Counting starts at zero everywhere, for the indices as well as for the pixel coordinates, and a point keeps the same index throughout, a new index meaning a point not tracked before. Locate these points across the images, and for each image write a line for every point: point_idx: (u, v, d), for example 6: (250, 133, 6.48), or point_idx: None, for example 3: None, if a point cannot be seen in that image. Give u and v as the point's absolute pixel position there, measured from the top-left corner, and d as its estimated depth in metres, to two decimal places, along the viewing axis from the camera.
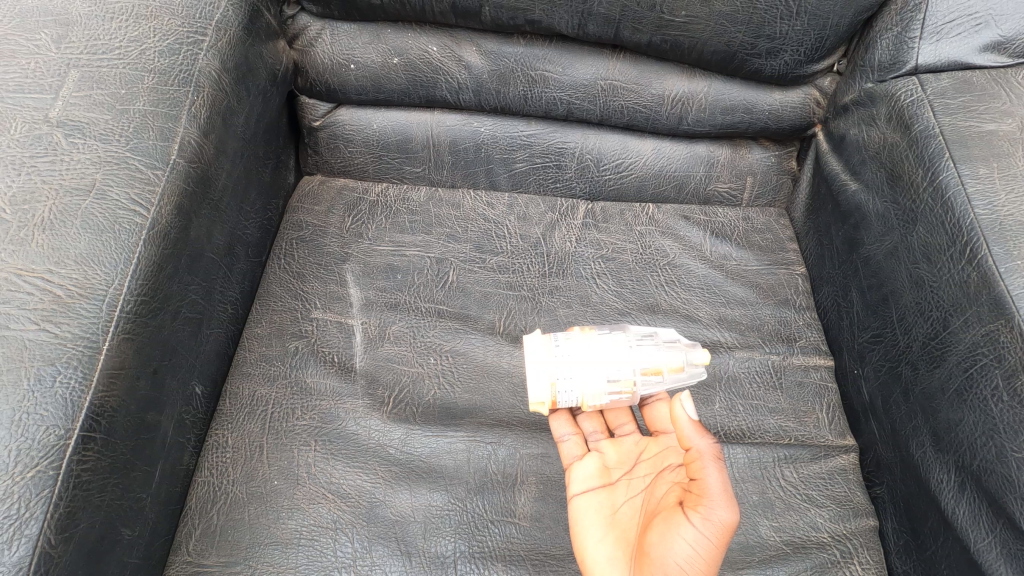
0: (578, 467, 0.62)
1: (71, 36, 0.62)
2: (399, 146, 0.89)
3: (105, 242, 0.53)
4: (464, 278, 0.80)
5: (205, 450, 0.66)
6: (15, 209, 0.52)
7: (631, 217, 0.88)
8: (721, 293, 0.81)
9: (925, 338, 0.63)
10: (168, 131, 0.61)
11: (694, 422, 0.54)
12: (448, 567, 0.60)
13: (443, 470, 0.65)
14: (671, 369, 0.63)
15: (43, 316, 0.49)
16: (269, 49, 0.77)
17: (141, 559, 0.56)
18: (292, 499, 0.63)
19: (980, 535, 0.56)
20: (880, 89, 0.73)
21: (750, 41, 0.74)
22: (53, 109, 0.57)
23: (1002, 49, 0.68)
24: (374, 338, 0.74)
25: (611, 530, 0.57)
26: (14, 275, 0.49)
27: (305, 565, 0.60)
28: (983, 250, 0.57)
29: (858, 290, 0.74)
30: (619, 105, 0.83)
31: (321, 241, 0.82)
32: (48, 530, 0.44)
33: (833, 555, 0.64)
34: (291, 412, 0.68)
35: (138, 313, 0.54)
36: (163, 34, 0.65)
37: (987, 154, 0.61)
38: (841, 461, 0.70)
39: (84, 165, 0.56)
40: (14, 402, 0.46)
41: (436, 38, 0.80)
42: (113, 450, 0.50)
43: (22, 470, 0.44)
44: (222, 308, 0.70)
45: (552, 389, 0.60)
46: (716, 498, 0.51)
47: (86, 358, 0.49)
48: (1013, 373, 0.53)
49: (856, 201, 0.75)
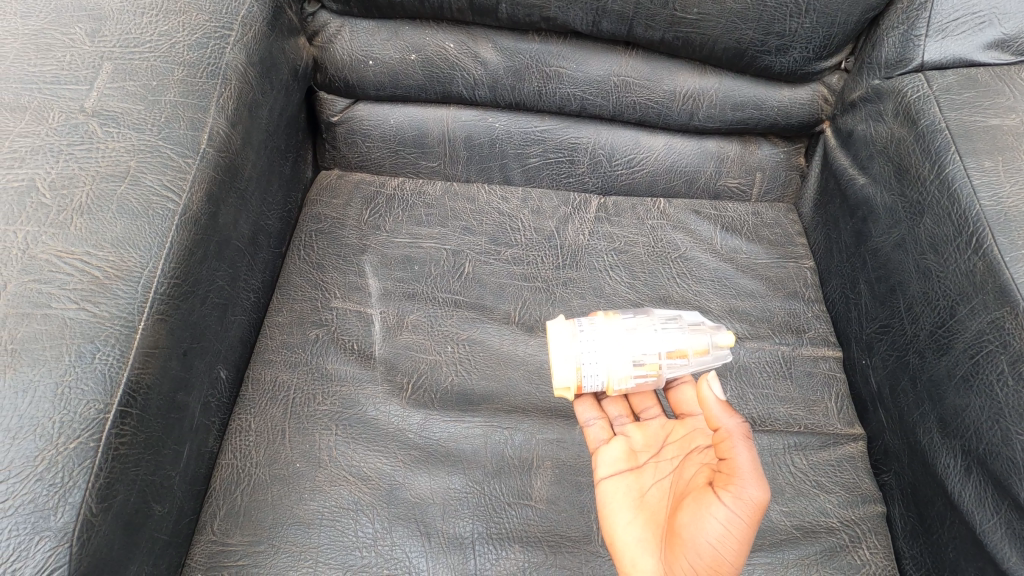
0: (604, 451, 0.63)
1: (104, 30, 0.64)
2: (416, 141, 0.91)
3: (140, 226, 0.55)
4: (480, 269, 0.82)
5: (228, 433, 0.68)
6: (54, 194, 0.54)
7: (643, 212, 0.90)
8: (732, 286, 0.83)
9: (932, 327, 0.65)
10: (198, 121, 0.63)
11: (722, 403, 0.56)
12: (467, 548, 0.62)
13: (460, 454, 0.67)
14: (696, 351, 0.65)
15: (82, 296, 0.51)
16: (291, 45, 0.79)
17: (170, 535, 0.57)
18: (313, 481, 0.65)
19: (986, 516, 0.58)
20: (887, 85, 0.75)
21: (760, 39, 0.76)
22: (88, 99, 0.59)
23: (1005, 46, 0.70)
24: (393, 327, 0.76)
25: (640, 513, 0.58)
26: (54, 257, 0.51)
27: (328, 544, 0.61)
28: (988, 240, 0.58)
29: (867, 282, 0.76)
30: (632, 101, 0.85)
31: (340, 233, 0.84)
32: (89, 499, 0.46)
33: (842, 539, 0.65)
34: (313, 397, 0.70)
35: (171, 295, 0.55)
36: (192, 28, 0.67)
37: (992, 147, 0.63)
38: (850, 448, 0.72)
39: (119, 153, 0.58)
40: (57, 375, 0.47)
41: (453, 35, 0.82)
42: (147, 426, 0.52)
43: (65, 440, 0.46)
44: (246, 295, 0.72)
45: (577, 373, 0.61)
46: (746, 476, 0.52)
47: (124, 336, 0.51)
48: (1018, 358, 0.54)
49: (864, 194, 0.77)
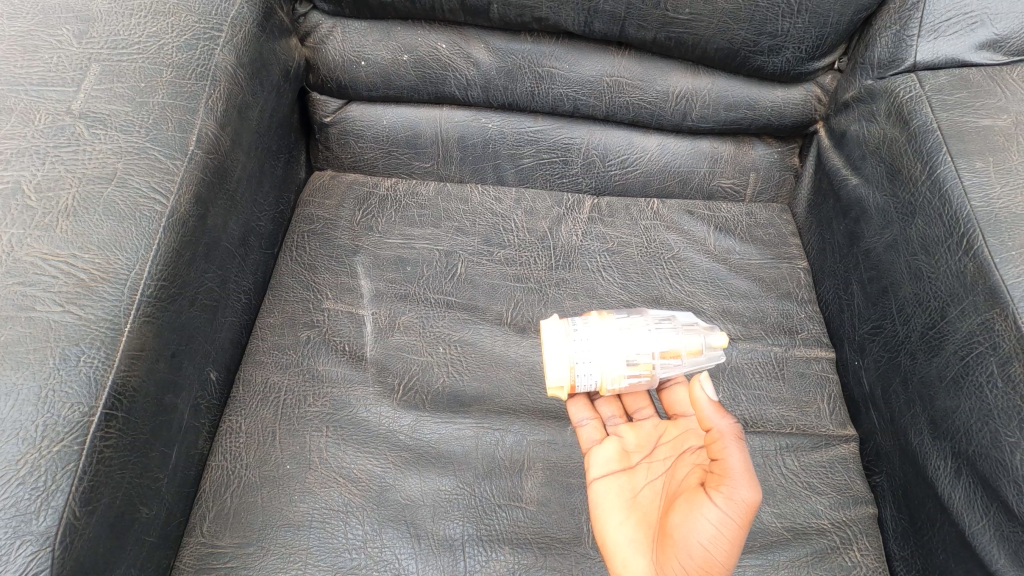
0: (597, 451, 0.63)
1: (92, 31, 0.63)
2: (409, 141, 0.90)
3: (127, 228, 0.55)
4: (472, 270, 0.81)
5: (219, 434, 0.68)
6: (40, 196, 0.54)
7: (637, 212, 0.90)
8: (725, 286, 0.82)
9: (923, 328, 0.64)
10: (187, 123, 0.62)
11: (715, 403, 0.55)
12: (457, 550, 0.62)
13: (451, 455, 0.67)
14: (690, 352, 0.65)
15: (68, 298, 0.50)
16: (283, 46, 0.79)
17: (158, 537, 0.57)
18: (303, 482, 0.64)
19: (974, 518, 0.58)
20: (880, 86, 0.74)
21: (752, 39, 0.76)
22: (75, 101, 0.59)
23: (997, 47, 0.70)
24: (385, 328, 0.75)
25: (631, 514, 0.59)
26: (40, 259, 0.51)
27: (317, 546, 0.61)
28: (979, 241, 0.58)
29: (859, 283, 0.76)
30: (625, 101, 0.84)
31: (332, 234, 0.84)
32: (73, 502, 0.46)
33: (833, 540, 0.65)
34: (303, 398, 0.70)
35: (158, 297, 0.55)
36: (181, 29, 0.67)
37: (983, 148, 0.63)
38: (842, 450, 0.72)
39: (106, 155, 0.57)
40: (41, 378, 0.47)
41: (445, 36, 0.82)
42: (133, 429, 0.52)
43: (48, 444, 0.46)
44: (237, 296, 0.72)
45: (570, 372, 0.61)
46: (737, 477, 0.51)
47: (110, 339, 0.50)
48: (1007, 360, 0.54)
49: (857, 194, 0.77)
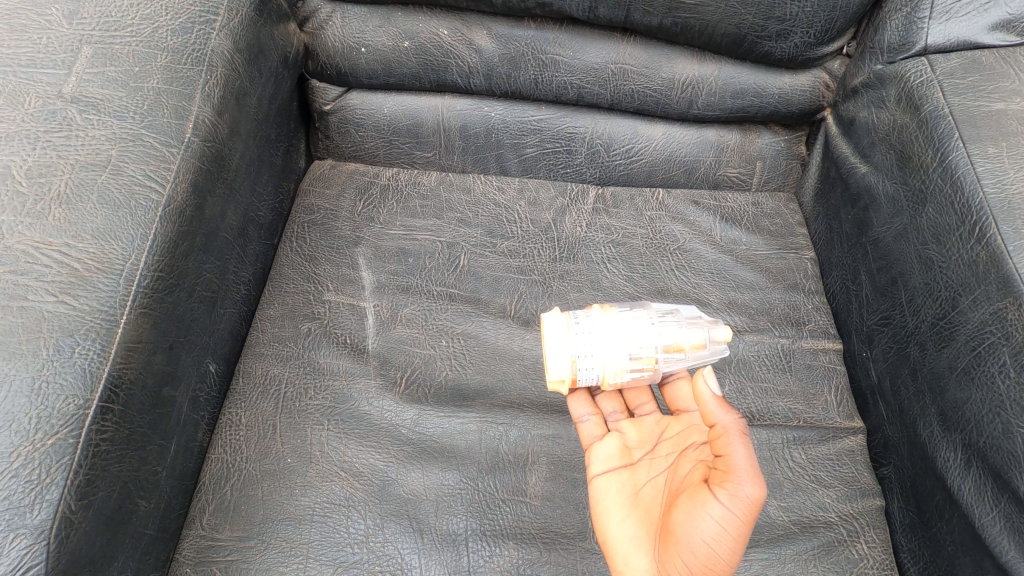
0: (598, 447, 0.62)
1: (83, 12, 0.62)
2: (410, 130, 0.89)
3: (123, 217, 0.54)
4: (475, 262, 0.80)
5: (218, 427, 0.67)
6: (32, 182, 0.52)
7: (641, 202, 0.89)
8: (731, 278, 0.81)
9: (934, 318, 0.63)
10: (183, 109, 0.61)
11: (719, 398, 0.54)
12: (460, 545, 0.61)
13: (455, 450, 0.66)
14: (693, 346, 0.64)
15: (61, 288, 0.49)
16: (281, 31, 0.77)
17: (156, 531, 0.56)
18: (305, 477, 0.63)
19: (985, 510, 0.57)
20: (890, 71, 0.73)
21: (759, 23, 0.74)
22: (67, 85, 0.57)
23: (1010, 28, 0.68)
24: (387, 320, 0.74)
25: (634, 511, 0.58)
26: (32, 248, 0.50)
27: (318, 541, 0.60)
28: (991, 230, 0.57)
29: (868, 273, 0.74)
30: (629, 89, 0.83)
31: (333, 225, 0.83)
32: (68, 496, 0.44)
33: (840, 534, 0.64)
34: (304, 391, 0.69)
35: (155, 288, 0.54)
36: (175, 13, 0.65)
37: (996, 133, 0.61)
38: (850, 442, 0.71)
39: (100, 141, 0.56)
40: (34, 370, 0.46)
41: (447, 22, 0.81)
42: (130, 422, 0.51)
43: (43, 437, 0.45)
44: (236, 288, 0.71)
45: (572, 366, 0.60)
46: (742, 474, 0.50)
47: (105, 330, 0.49)
48: (1021, 350, 0.53)
49: (866, 183, 0.75)
